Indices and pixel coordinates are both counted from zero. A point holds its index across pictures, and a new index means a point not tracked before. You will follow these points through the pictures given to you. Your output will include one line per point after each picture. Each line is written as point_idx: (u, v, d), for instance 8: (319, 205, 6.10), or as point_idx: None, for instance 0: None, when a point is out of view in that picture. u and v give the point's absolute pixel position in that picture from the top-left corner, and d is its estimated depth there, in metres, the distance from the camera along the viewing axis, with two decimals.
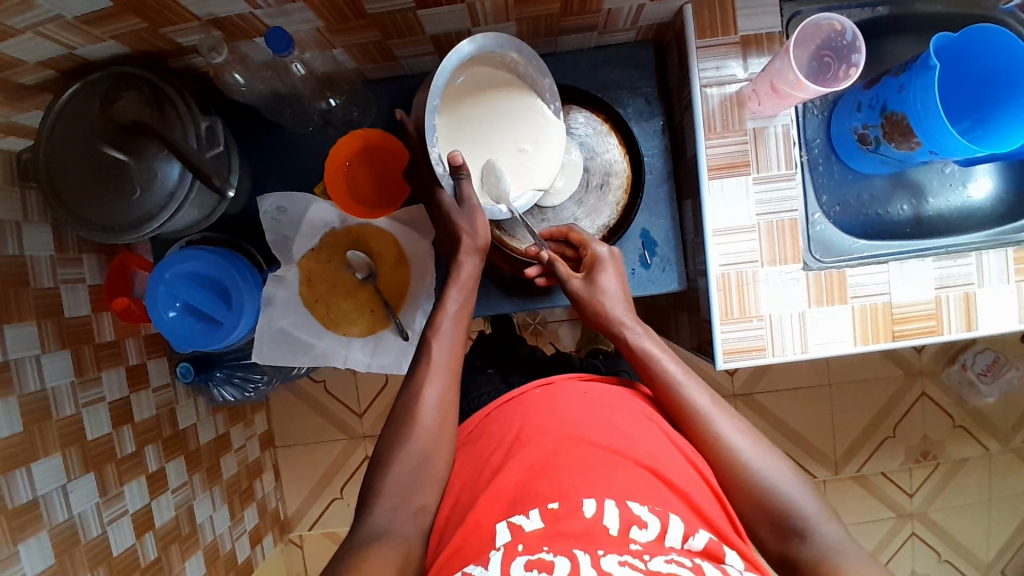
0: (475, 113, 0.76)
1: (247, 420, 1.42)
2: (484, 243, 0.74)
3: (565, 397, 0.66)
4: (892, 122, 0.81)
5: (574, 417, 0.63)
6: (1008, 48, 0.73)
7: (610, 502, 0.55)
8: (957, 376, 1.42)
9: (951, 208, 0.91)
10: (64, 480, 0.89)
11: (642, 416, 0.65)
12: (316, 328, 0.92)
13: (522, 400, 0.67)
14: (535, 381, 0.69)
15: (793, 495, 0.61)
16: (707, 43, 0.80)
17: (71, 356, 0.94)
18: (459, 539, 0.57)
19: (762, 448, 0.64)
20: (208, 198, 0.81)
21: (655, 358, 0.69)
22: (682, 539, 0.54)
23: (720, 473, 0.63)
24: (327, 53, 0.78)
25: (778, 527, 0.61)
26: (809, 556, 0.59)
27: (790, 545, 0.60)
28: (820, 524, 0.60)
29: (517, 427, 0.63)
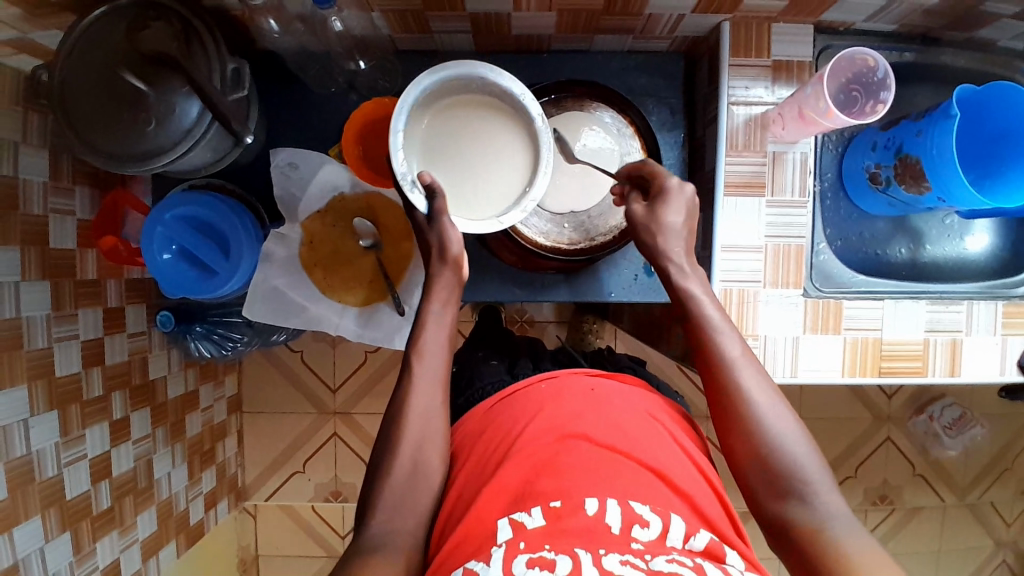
0: (449, 128, 0.71)
1: (217, 381, 1.39)
2: (455, 256, 0.68)
3: (573, 390, 0.66)
4: (904, 165, 0.83)
5: (578, 415, 0.63)
6: (1017, 105, 0.75)
7: (612, 501, 0.55)
8: (923, 426, 1.45)
9: (946, 256, 0.95)
10: (27, 415, 0.87)
11: (645, 415, 0.65)
12: (312, 291, 0.90)
13: (528, 391, 0.68)
14: (539, 374, 0.70)
15: (812, 481, 0.56)
16: (740, 62, 0.81)
17: (50, 288, 0.91)
18: (460, 534, 0.56)
19: (775, 400, 0.60)
20: (224, 142, 0.80)
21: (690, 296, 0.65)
22: (683, 539, 0.54)
23: (729, 419, 0.60)
24: (365, 14, 0.78)
25: (777, 486, 0.57)
26: (802, 523, 0.55)
27: (785, 508, 0.56)
28: (823, 491, 0.56)
29: (520, 423, 0.63)
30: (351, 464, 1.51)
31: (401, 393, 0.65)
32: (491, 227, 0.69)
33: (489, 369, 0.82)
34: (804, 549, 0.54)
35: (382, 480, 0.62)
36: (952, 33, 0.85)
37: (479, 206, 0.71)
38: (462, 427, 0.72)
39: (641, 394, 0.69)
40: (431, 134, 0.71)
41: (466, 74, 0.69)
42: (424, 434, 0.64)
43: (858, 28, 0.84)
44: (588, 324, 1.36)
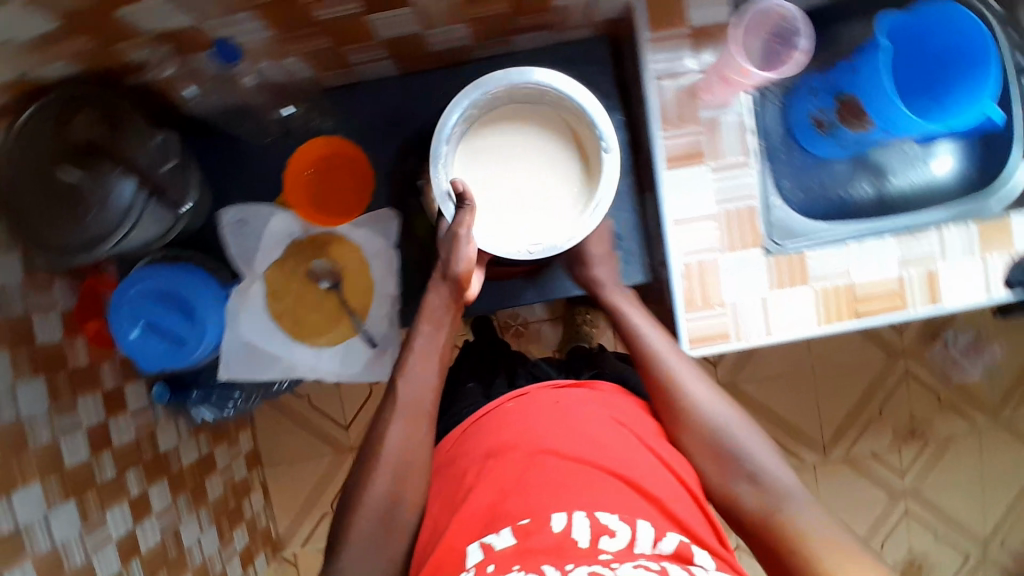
0: (502, 171, 0.79)
1: (230, 440, 1.42)
2: (465, 271, 0.71)
3: (539, 405, 0.66)
4: (845, 105, 0.83)
5: (542, 430, 0.63)
6: (968, 30, 0.73)
7: (579, 513, 0.54)
8: (941, 354, 1.41)
9: (913, 185, 0.92)
10: (44, 511, 0.89)
11: (612, 420, 0.64)
12: (284, 341, 0.91)
13: (498, 414, 0.67)
14: (508, 394, 0.70)
15: (760, 463, 0.61)
16: (658, 36, 0.80)
17: (45, 383, 0.93)
18: (432, 563, 0.56)
19: (713, 392, 0.66)
20: (166, 215, 0.80)
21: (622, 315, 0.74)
22: (653, 544, 0.53)
23: (674, 419, 0.66)
24: (279, 61, 0.78)
25: (727, 469, 0.62)
26: (754, 503, 0.59)
27: (736, 490, 0.61)
28: (772, 470, 0.61)
29: (490, 445, 0.63)
30: None
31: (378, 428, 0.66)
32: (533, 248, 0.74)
33: (467, 390, 0.82)
34: (763, 529, 0.58)
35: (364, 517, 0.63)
36: None
37: (501, 239, 0.77)
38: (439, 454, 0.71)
39: (609, 400, 0.68)
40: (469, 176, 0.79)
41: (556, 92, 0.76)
42: (402, 466, 0.64)
43: None
44: (581, 316, 1.35)
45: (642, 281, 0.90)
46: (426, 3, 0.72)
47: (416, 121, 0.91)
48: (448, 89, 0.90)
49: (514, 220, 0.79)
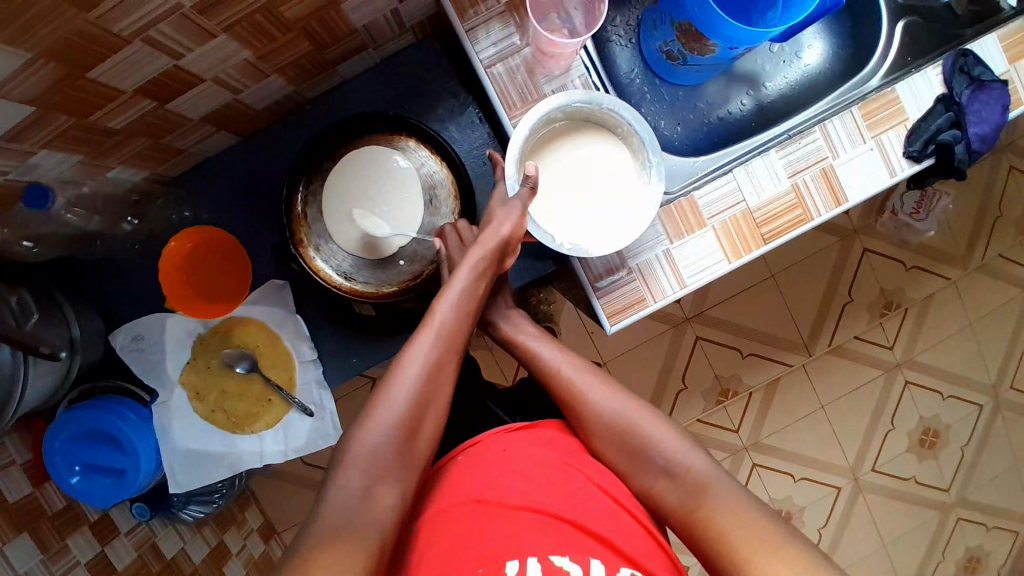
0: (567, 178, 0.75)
1: (238, 522, 1.42)
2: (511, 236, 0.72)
3: (490, 450, 0.64)
4: (684, 33, 0.77)
5: (492, 474, 0.62)
6: None
7: (532, 559, 0.54)
8: (892, 223, 1.38)
9: (791, 84, 0.89)
10: None
11: (560, 460, 0.64)
12: (224, 436, 0.90)
13: (445, 471, 0.65)
14: (463, 443, 0.67)
15: (677, 458, 0.64)
16: (471, 24, 0.75)
17: (32, 537, 0.92)
18: None
19: (619, 397, 0.69)
20: (54, 372, 0.79)
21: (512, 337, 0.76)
22: None
23: (582, 428, 0.69)
24: (106, 174, 0.75)
25: (645, 469, 0.65)
26: (676, 498, 0.63)
27: (657, 489, 0.65)
28: (680, 458, 0.64)
29: (437, 506, 0.62)
30: None
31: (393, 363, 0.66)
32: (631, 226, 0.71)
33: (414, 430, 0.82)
34: (683, 521, 0.62)
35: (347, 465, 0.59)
36: None
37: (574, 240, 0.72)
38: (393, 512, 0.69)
39: (545, 438, 0.67)
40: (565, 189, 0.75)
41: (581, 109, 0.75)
42: (409, 430, 0.62)
43: None
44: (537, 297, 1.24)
45: (551, 270, 0.89)
46: (219, 72, 0.68)
47: (277, 180, 0.88)
48: (295, 140, 0.87)
49: (579, 218, 0.74)
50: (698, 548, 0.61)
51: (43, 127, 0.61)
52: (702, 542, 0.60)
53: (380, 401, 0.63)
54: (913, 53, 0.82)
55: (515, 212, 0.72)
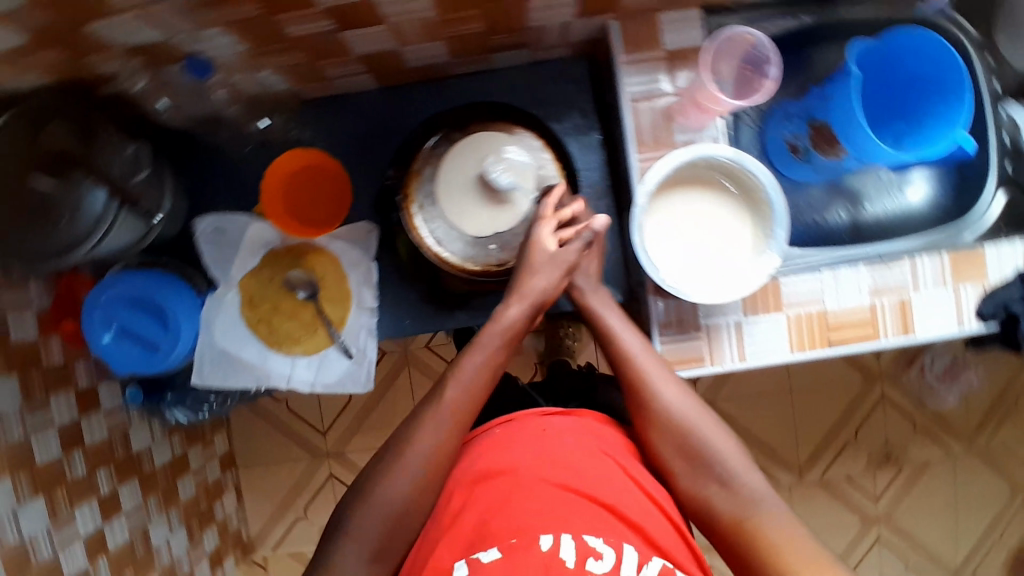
0: (684, 216, 0.75)
1: (205, 442, 1.41)
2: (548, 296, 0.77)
3: (529, 425, 0.71)
4: (817, 131, 0.82)
5: (531, 448, 0.68)
6: (940, 57, 0.73)
7: (567, 535, 0.60)
8: (916, 378, 1.43)
9: (888, 213, 0.92)
10: (13, 506, 0.90)
11: (602, 443, 0.70)
12: (261, 350, 0.91)
13: (483, 438, 0.72)
14: (497, 419, 0.74)
15: (734, 468, 0.67)
16: (633, 58, 0.79)
17: (18, 378, 0.93)
18: None
19: (691, 399, 0.71)
20: (138, 228, 0.80)
21: (600, 314, 0.77)
22: (637, 570, 0.61)
23: (650, 420, 0.71)
24: (254, 74, 0.77)
25: (703, 475, 0.67)
26: (728, 510, 0.65)
27: (711, 496, 0.67)
28: (743, 475, 0.67)
29: (476, 470, 0.68)
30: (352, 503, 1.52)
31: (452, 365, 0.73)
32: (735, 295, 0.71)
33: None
34: (734, 532, 0.65)
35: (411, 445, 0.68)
36: None
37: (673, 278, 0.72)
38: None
39: (591, 428, 0.72)
40: (678, 224, 0.75)
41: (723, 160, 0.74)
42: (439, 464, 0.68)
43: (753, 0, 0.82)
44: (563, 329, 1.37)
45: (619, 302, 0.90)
46: (400, 21, 0.71)
47: (395, 134, 0.91)
48: (427, 103, 0.91)
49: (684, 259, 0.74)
50: (743, 561, 0.63)
51: (231, 8, 0.61)
52: (752, 555, 0.62)
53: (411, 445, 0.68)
54: (1010, 223, 0.87)
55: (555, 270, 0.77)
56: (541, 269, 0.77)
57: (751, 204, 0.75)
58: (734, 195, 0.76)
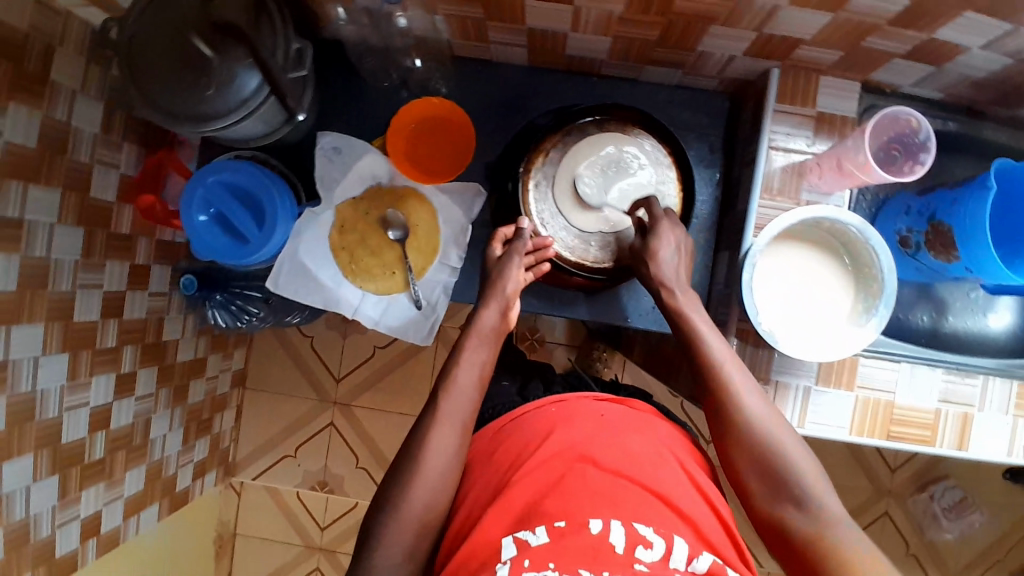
0: (792, 271, 0.78)
1: (226, 353, 1.41)
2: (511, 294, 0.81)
3: (581, 413, 0.74)
4: (937, 231, 0.83)
5: (583, 435, 0.70)
6: None
7: (617, 522, 0.61)
8: (923, 504, 1.42)
9: (967, 331, 0.89)
10: (38, 353, 0.89)
11: (653, 441, 0.72)
12: (337, 275, 0.92)
13: (538, 413, 0.75)
14: (551, 399, 0.78)
15: (811, 484, 0.65)
16: (784, 108, 0.83)
17: (83, 235, 0.94)
18: (466, 551, 0.63)
19: (771, 415, 0.69)
20: (276, 116, 0.82)
21: (685, 313, 0.76)
22: (686, 561, 0.61)
23: (726, 427, 0.70)
24: (428, 15, 0.80)
25: (777, 490, 0.66)
26: (801, 527, 0.63)
27: (785, 511, 0.65)
28: (820, 495, 0.64)
29: (532, 443, 0.70)
30: (341, 456, 1.51)
31: (454, 355, 0.77)
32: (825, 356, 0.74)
33: (503, 388, 0.92)
34: (806, 548, 0.62)
35: (441, 421, 0.72)
36: (999, 109, 0.85)
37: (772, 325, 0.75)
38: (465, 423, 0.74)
39: (649, 420, 0.76)
40: (784, 276, 0.78)
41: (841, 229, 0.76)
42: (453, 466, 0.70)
43: (906, 92, 0.85)
44: (597, 352, 1.40)
45: None
46: (587, 7, 0.73)
47: (527, 113, 0.93)
48: (565, 94, 0.93)
49: (783, 310, 0.77)
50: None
51: None
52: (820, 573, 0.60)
53: (424, 457, 0.69)
54: None
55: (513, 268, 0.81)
56: (500, 273, 0.81)
57: (859, 276, 0.77)
58: (845, 261, 0.78)
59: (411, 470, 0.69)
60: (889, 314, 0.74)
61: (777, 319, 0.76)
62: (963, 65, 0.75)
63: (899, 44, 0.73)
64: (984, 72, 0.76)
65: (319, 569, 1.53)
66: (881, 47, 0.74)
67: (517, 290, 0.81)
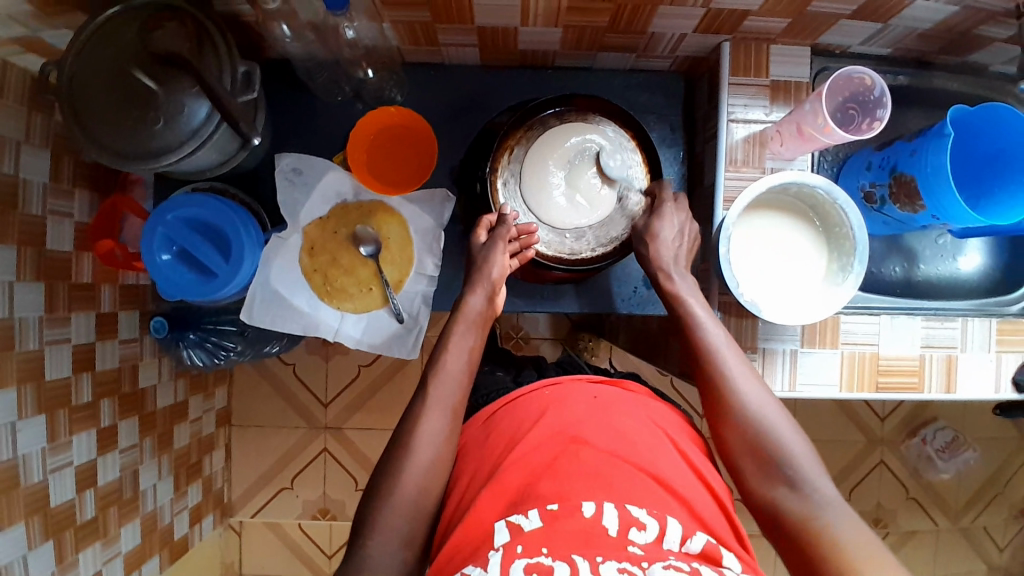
0: (766, 239, 0.78)
1: (207, 392, 1.38)
2: (497, 278, 0.81)
3: (575, 398, 0.74)
4: (899, 183, 0.84)
5: (578, 421, 0.70)
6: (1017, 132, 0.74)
7: (610, 504, 0.61)
8: (916, 449, 1.45)
9: (940, 276, 0.92)
10: (14, 419, 0.86)
11: (648, 423, 0.72)
12: (312, 299, 0.90)
13: (530, 398, 0.75)
14: (544, 383, 0.78)
15: (802, 465, 0.65)
16: (739, 80, 0.83)
17: (45, 290, 0.91)
18: (459, 536, 0.62)
19: (766, 398, 0.70)
20: (230, 144, 0.80)
21: (683, 299, 0.78)
22: (681, 541, 0.60)
23: (722, 413, 0.70)
24: (375, 25, 0.79)
25: (767, 471, 0.66)
26: (793, 508, 0.63)
27: (777, 493, 0.64)
28: (814, 478, 0.64)
29: (523, 428, 0.70)
30: (340, 480, 1.49)
31: (444, 337, 0.78)
32: (811, 318, 0.75)
33: (494, 389, 0.92)
34: (796, 527, 0.62)
35: (434, 404, 0.72)
36: (944, 58, 0.88)
37: (755, 295, 0.76)
38: (459, 415, 0.73)
39: (644, 401, 0.76)
40: (761, 245, 0.78)
41: (810, 193, 0.77)
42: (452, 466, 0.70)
43: (855, 51, 0.87)
44: (583, 342, 1.40)
45: None
46: None
47: (487, 112, 0.92)
48: (522, 89, 0.93)
49: (763, 279, 0.77)
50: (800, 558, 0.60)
51: None
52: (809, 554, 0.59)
53: (416, 438, 0.70)
54: None
55: (498, 253, 0.81)
56: (484, 257, 0.82)
57: (834, 235, 0.78)
58: (816, 223, 0.79)
59: (413, 485, 0.68)
60: (864, 269, 0.75)
61: (760, 289, 0.77)
62: (907, 18, 0.77)
63: (844, 5, 0.74)
64: (928, 23, 0.78)
65: None
66: (826, 10, 0.75)
67: (503, 277, 0.82)
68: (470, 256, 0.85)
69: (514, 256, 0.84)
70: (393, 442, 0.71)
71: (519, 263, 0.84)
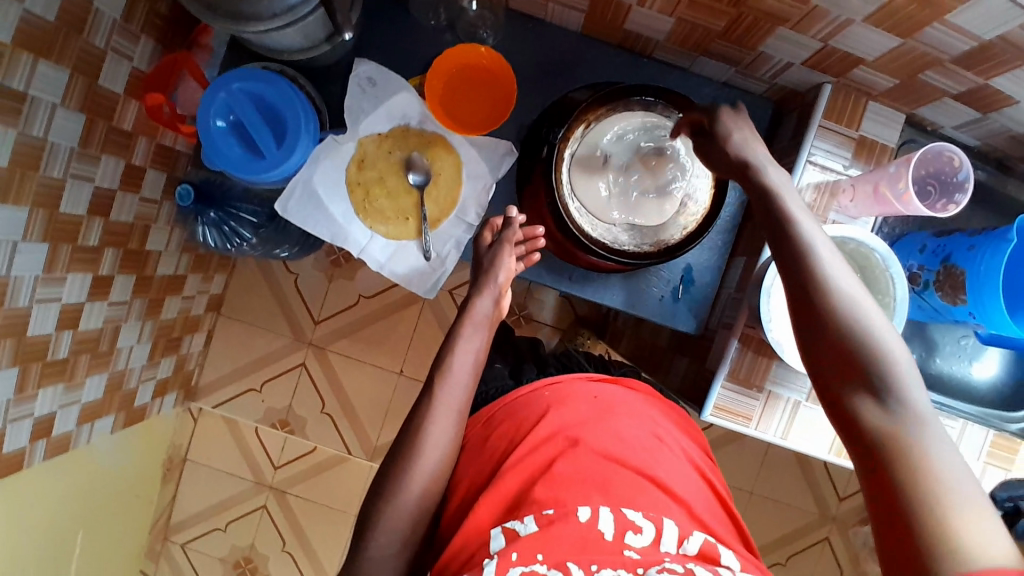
0: None
1: (207, 274, 1.36)
2: (503, 285, 0.80)
3: (577, 397, 0.73)
4: (948, 273, 0.83)
5: (582, 422, 0.69)
6: None
7: (605, 510, 0.61)
8: (863, 537, 1.46)
9: (951, 376, 0.89)
10: (17, 238, 0.82)
11: (652, 432, 0.71)
12: (348, 211, 0.89)
13: (531, 396, 0.74)
14: (544, 382, 0.76)
15: (892, 370, 0.55)
16: (829, 126, 0.83)
17: (84, 123, 0.87)
18: (458, 543, 0.62)
19: (859, 298, 0.59)
20: (317, 31, 0.79)
21: (777, 190, 0.65)
22: (678, 543, 0.60)
23: (808, 315, 0.60)
24: None
25: (849, 380, 0.56)
26: (875, 423, 0.54)
27: (857, 405, 0.56)
28: (905, 389, 0.55)
29: (528, 424, 0.70)
30: (308, 399, 1.49)
31: (450, 341, 0.76)
32: None
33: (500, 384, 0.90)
34: (879, 446, 0.54)
35: (440, 407, 0.70)
36: None
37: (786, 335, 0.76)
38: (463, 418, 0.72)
39: (642, 400, 0.76)
40: None
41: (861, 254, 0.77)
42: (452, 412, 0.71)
43: (944, 133, 0.86)
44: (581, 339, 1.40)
45: (687, 331, 0.93)
46: None
47: (570, 83, 0.91)
48: (612, 70, 0.91)
49: None
50: (878, 480, 0.53)
51: None
52: (885, 475, 0.52)
53: (423, 437, 0.69)
54: None
55: (506, 255, 0.81)
56: (490, 261, 0.81)
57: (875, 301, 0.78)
58: None
59: None
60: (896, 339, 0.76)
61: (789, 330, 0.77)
62: (1008, 117, 0.76)
63: (953, 83, 0.73)
64: None
65: (264, 506, 1.50)
66: (933, 83, 0.74)
67: (509, 279, 0.81)
68: (476, 253, 0.84)
69: (520, 258, 0.85)
70: (402, 433, 0.70)
71: (523, 265, 0.85)
